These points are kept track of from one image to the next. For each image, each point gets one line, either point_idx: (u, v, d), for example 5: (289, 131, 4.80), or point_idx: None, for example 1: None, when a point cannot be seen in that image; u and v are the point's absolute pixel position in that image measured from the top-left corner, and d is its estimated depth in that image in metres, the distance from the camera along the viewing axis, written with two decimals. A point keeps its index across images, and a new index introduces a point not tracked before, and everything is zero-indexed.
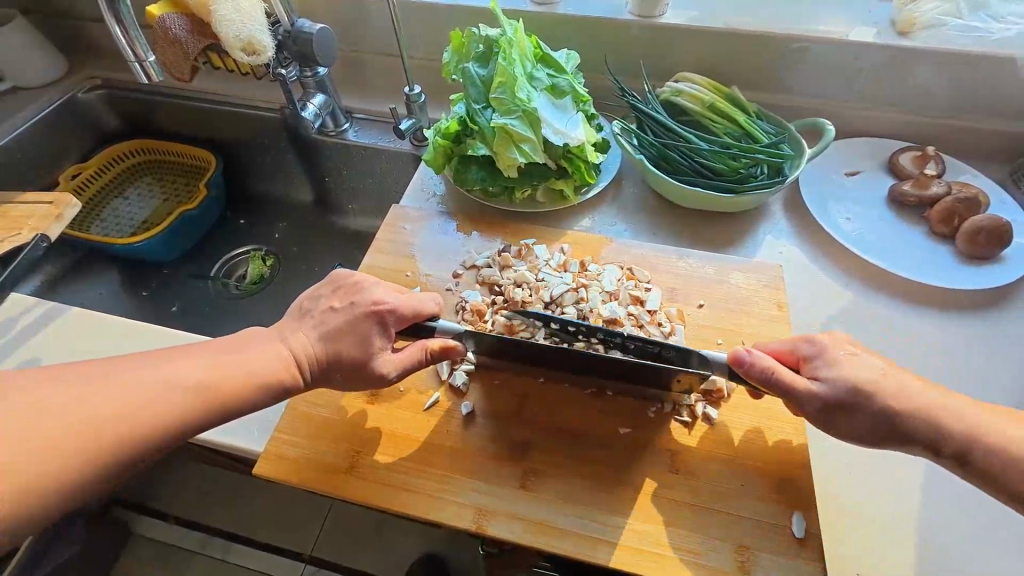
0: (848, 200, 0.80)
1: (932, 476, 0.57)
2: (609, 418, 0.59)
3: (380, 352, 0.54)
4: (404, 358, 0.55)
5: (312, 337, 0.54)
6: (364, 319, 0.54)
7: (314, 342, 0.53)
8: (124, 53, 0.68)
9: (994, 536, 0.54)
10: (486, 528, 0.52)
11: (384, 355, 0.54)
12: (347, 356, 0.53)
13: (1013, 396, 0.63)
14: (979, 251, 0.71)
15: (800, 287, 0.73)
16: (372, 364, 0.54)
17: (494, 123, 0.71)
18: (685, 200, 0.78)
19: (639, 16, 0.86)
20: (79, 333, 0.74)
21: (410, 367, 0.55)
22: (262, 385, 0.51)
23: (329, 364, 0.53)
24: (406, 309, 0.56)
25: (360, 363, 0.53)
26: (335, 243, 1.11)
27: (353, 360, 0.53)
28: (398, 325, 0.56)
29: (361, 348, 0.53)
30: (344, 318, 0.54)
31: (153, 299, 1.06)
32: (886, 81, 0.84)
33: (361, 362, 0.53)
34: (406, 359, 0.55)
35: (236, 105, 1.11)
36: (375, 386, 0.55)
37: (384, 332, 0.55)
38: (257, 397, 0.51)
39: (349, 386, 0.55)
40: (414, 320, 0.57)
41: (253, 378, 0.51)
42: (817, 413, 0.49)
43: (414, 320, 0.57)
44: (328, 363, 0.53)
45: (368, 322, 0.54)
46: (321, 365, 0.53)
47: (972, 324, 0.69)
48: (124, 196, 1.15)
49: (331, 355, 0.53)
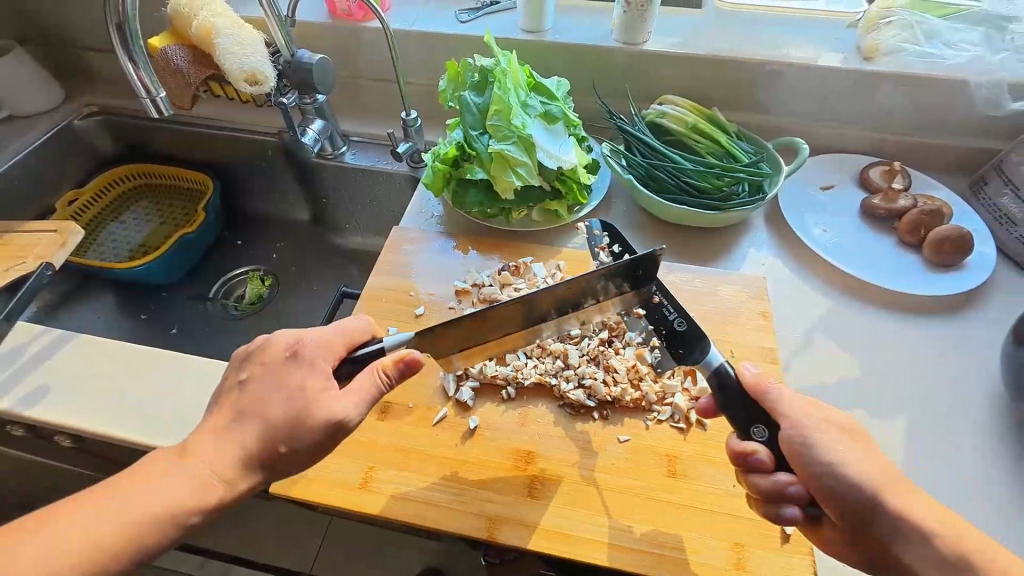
0: (824, 214, 0.85)
1: (911, 471, 0.61)
2: (610, 429, 0.62)
3: (323, 391, 0.51)
4: (357, 386, 0.52)
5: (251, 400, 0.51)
6: (289, 370, 0.51)
7: (263, 403, 0.50)
8: (135, 90, 0.64)
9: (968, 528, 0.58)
10: (497, 536, 0.54)
11: (331, 393, 0.51)
12: (285, 416, 0.49)
13: (982, 393, 0.67)
14: (944, 259, 0.77)
15: (783, 296, 0.78)
16: (321, 409, 0.50)
17: (491, 149, 0.74)
18: (674, 217, 0.82)
19: (623, 43, 0.91)
20: (88, 358, 0.75)
21: (371, 391, 0.53)
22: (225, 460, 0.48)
23: (275, 433, 0.49)
24: (332, 341, 0.55)
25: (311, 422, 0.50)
26: (334, 263, 1.15)
27: (292, 419, 0.50)
28: (330, 361, 0.54)
29: (293, 399, 0.50)
30: (258, 379, 0.51)
31: (152, 322, 1.07)
32: (855, 102, 0.90)
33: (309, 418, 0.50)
34: (361, 384, 0.52)
35: (234, 129, 1.14)
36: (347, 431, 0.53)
37: (315, 373, 0.52)
38: (236, 467, 0.49)
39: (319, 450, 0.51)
40: (345, 351, 0.56)
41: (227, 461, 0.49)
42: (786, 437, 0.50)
43: (347, 351, 0.56)
44: (267, 437, 0.49)
45: (288, 369, 0.51)
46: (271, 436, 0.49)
47: (940, 326, 0.74)
48: (120, 220, 1.17)
49: (266, 424, 0.49)
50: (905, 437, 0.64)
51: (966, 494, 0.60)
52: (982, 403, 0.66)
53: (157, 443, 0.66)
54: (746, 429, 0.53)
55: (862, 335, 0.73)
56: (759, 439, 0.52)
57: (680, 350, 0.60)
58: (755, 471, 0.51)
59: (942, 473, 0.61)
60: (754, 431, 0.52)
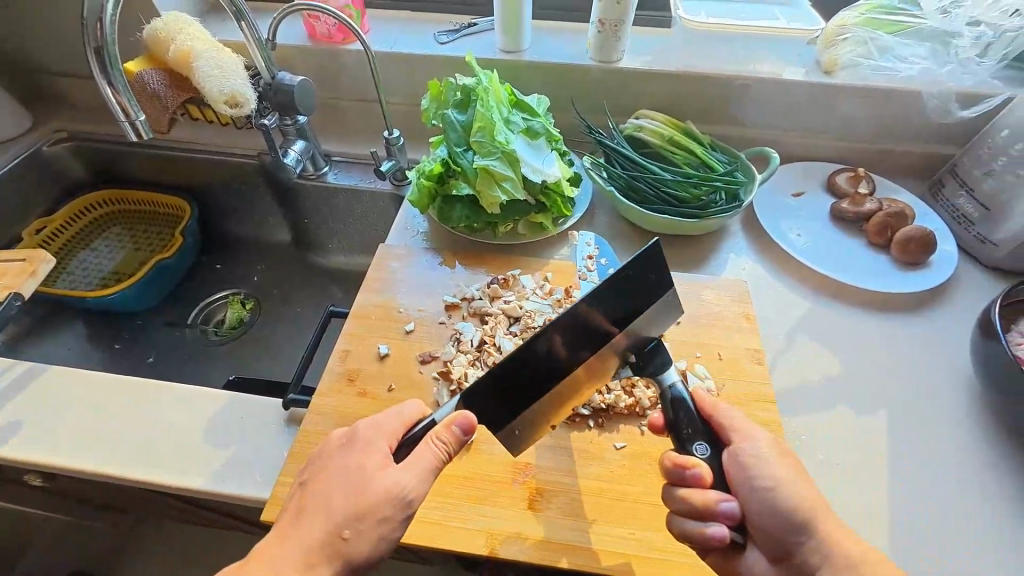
0: (797, 219, 0.89)
1: (896, 463, 0.63)
2: (605, 435, 0.62)
3: (382, 471, 0.49)
4: (414, 460, 0.49)
5: (312, 483, 0.50)
6: (343, 456, 0.50)
7: (325, 494, 0.48)
8: (114, 113, 0.62)
9: (956, 523, 0.59)
10: (498, 551, 0.53)
11: (390, 472, 0.49)
12: (342, 503, 0.47)
13: (956, 384, 0.70)
14: (911, 258, 0.81)
15: (763, 298, 0.80)
16: (378, 486, 0.48)
17: (476, 165, 0.75)
18: (656, 226, 0.84)
19: (598, 61, 0.95)
20: (63, 391, 0.72)
21: (432, 461, 0.49)
22: (284, 551, 0.46)
23: (338, 518, 0.47)
24: (382, 420, 0.53)
25: (373, 500, 0.47)
26: (317, 283, 1.13)
27: (350, 506, 0.47)
28: (386, 444, 0.52)
29: (348, 484, 0.48)
30: (317, 472, 0.50)
31: (128, 351, 1.04)
32: (819, 112, 0.95)
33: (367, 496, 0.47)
34: (416, 457, 0.49)
35: (212, 152, 1.12)
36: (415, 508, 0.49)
37: (371, 454, 0.50)
38: None
39: (391, 531, 0.48)
40: (401, 434, 0.53)
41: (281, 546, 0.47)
42: (730, 457, 0.51)
43: (401, 433, 0.53)
44: (331, 524, 0.47)
45: (342, 454, 0.50)
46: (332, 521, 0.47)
47: (912, 322, 0.77)
48: (92, 247, 1.13)
49: (326, 511, 0.47)
50: (888, 429, 0.66)
51: (951, 488, 0.61)
52: (957, 393, 0.69)
53: (138, 474, 0.63)
54: (688, 445, 0.52)
55: (841, 333, 0.76)
56: (701, 457, 0.52)
57: (634, 358, 0.58)
58: (690, 485, 0.49)
59: (924, 465, 0.63)
60: (696, 449, 0.52)
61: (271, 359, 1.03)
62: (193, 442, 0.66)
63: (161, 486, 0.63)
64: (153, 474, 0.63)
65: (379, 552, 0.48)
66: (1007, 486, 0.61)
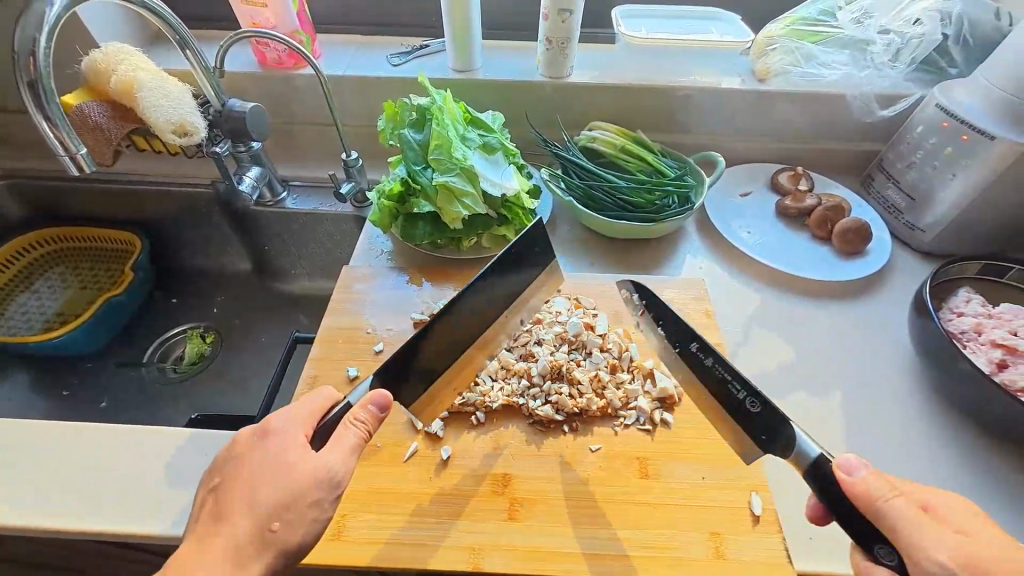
0: (746, 218, 0.94)
1: (856, 441, 0.66)
2: (580, 439, 0.62)
3: (303, 458, 0.50)
4: (335, 444, 0.51)
5: (232, 483, 0.49)
6: (263, 450, 0.51)
7: (248, 486, 0.49)
8: (51, 147, 0.59)
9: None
10: (481, 565, 0.53)
11: (311, 458, 0.50)
12: (268, 494, 0.48)
13: (901, 362, 0.75)
14: (850, 248, 0.87)
15: (720, 294, 0.84)
16: (303, 472, 0.49)
17: (435, 182, 0.75)
18: (614, 232, 0.87)
19: (549, 77, 0.98)
20: (7, 444, 0.67)
21: (355, 441, 0.51)
22: (212, 555, 0.46)
23: (266, 509, 0.47)
24: (298, 412, 0.54)
25: (302, 490, 0.48)
26: (280, 310, 1.11)
27: (277, 495, 0.48)
28: (303, 433, 0.52)
29: (272, 476, 0.49)
30: (232, 471, 0.50)
31: (77, 396, 0.98)
32: (756, 117, 1.01)
33: (294, 485, 0.48)
34: (337, 441, 0.50)
35: (162, 183, 1.09)
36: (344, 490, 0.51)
37: (287, 444, 0.51)
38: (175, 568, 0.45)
39: (324, 515, 0.50)
40: (317, 421, 0.54)
41: (202, 553, 0.46)
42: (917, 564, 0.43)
43: (317, 420, 0.54)
44: (259, 515, 0.47)
45: (259, 448, 0.51)
46: (262, 515, 0.47)
47: (857, 307, 0.82)
48: (33, 289, 1.07)
49: (252, 503, 0.48)
50: (843, 408, 0.70)
51: (908, 461, 0.65)
52: (903, 370, 0.74)
53: (97, 525, 0.60)
54: (869, 546, 0.45)
55: (794, 322, 0.80)
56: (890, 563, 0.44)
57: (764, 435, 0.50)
58: None
59: (879, 440, 0.67)
60: (880, 552, 0.44)
61: (236, 392, 1.00)
62: (155, 485, 0.63)
63: (122, 535, 0.59)
64: (112, 523, 0.60)
65: (312, 541, 0.49)
66: (955, 454, 0.65)
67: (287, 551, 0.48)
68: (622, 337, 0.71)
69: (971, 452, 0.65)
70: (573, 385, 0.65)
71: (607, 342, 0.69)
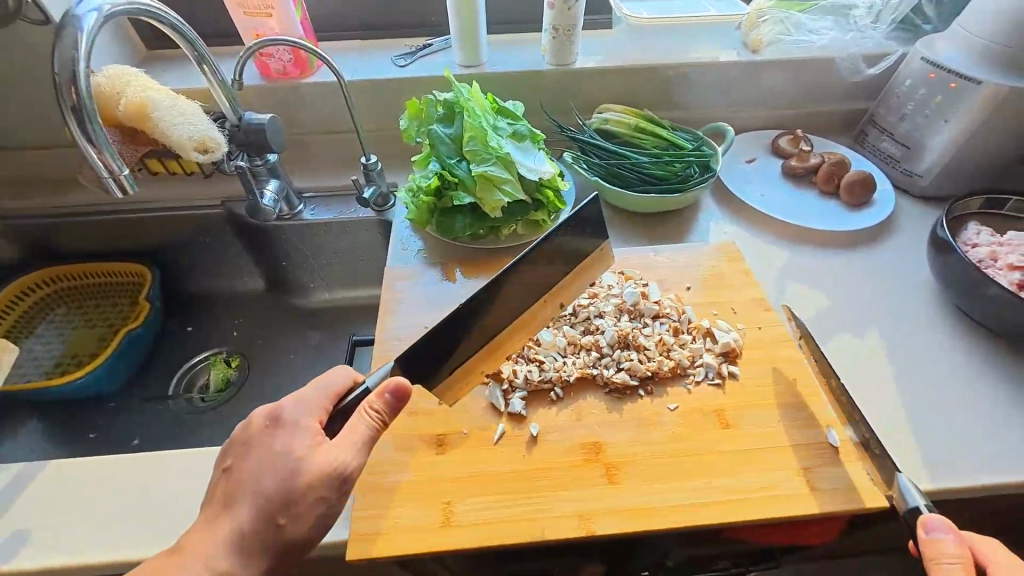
0: (758, 182, 0.99)
1: (902, 372, 0.71)
2: (658, 401, 0.65)
3: (315, 447, 0.51)
4: (346, 434, 0.51)
5: (245, 469, 0.50)
6: (275, 438, 0.51)
7: (256, 478, 0.49)
8: (95, 170, 0.57)
9: (967, 411, 0.67)
10: (594, 529, 0.54)
11: (322, 448, 0.51)
12: (276, 485, 0.49)
13: (924, 296, 0.81)
14: (859, 199, 0.93)
15: (749, 254, 0.88)
16: (314, 464, 0.50)
17: (474, 172, 0.77)
18: (642, 206, 0.90)
19: (555, 65, 1.00)
20: (66, 487, 0.63)
21: (367, 431, 0.52)
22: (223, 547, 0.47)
23: (274, 502, 0.48)
24: (313, 398, 0.54)
25: (310, 483, 0.49)
26: (307, 324, 1.09)
27: (286, 486, 0.49)
28: (316, 419, 0.53)
29: (281, 466, 0.49)
30: (244, 459, 0.51)
31: (105, 437, 0.93)
32: (751, 87, 1.06)
33: (304, 478, 0.49)
34: (348, 431, 0.51)
35: (167, 209, 1.06)
36: (351, 484, 0.51)
37: (299, 432, 0.51)
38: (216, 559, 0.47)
39: (330, 509, 0.51)
40: (331, 404, 0.55)
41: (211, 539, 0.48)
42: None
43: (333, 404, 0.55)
44: (265, 506, 0.48)
45: (270, 437, 0.51)
46: (271, 506, 0.48)
47: (874, 252, 0.88)
48: (36, 333, 1.01)
49: (259, 495, 0.48)
50: (883, 343, 0.75)
51: (951, 384, 0.70)
52: (927, 304, 0.80)
53: None
54: None
55: (821, 272, 0.85)
56: None
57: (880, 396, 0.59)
58: None
59: (922, 368, 0.72)
60: None
61: None
62: None
63: None
64: None
65: (316, 533, 0.50)
66: (988, 371, 0.71)
67: (293, 541, 0.49)
68: (674, 302, 0.75)
69: (1002, 369, 0.72)
70: (641, 350, 0.68)
71: (663, 308, 0.73)
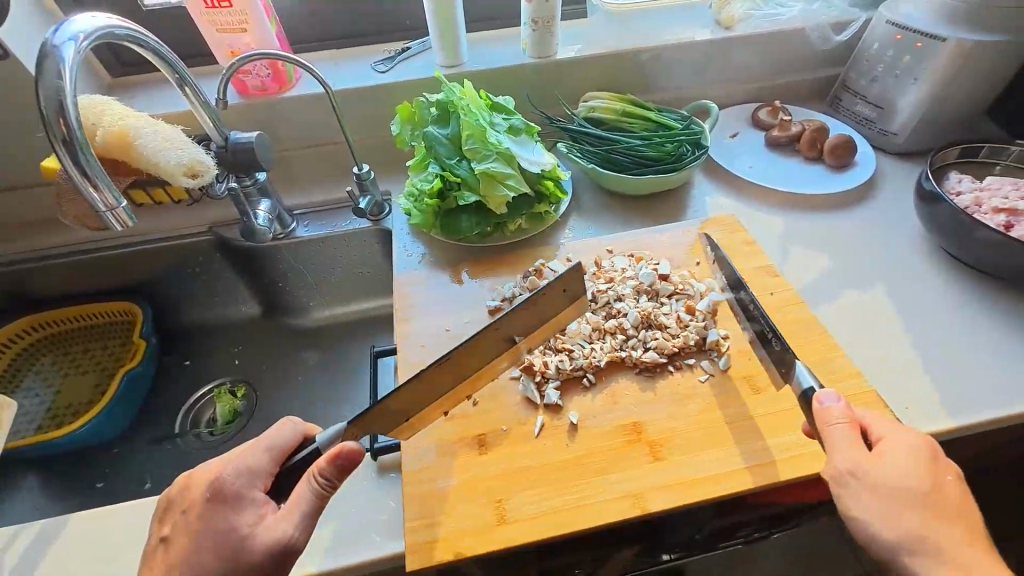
0: (745, 154, 1.02)
1: (908, 320, 0.75)
2: (688, 375, 0.66)
3: (257, 520, 0.49)
4: (291, 503, 0.49)
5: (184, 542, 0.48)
6: (217, 509, 0.49)
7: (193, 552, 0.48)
8: (92, 204, 0.55)
9: (972, 350, 0.71)
10: (648, 507, 0.55)
11: (263, 521, 0.49)
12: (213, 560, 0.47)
13: (915, 247, 0.85)
14: (843, 161, 0.96)
15: (747, 224, 0.91)
16: (259, 537, 0.48)
17: (477, 170, 0.77)
18: (640, 188, 0.92)
19: (537, 58, 1.00)
20: (91, 541, 0.60)
21: (310, 497, 0.49)
22: None
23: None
24: (260, 460, 0.53)
25: (253, 560, 0.47)
26: (311, 344, 1.07)
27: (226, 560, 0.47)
28: (261, 487, 0.51)
29: (221, 540, 0.48)
30: (181, 532, 0.49)
31: (113, 485, 0.89)
32: (727, 64, 1.09)
33: (246, 553, 0.47)
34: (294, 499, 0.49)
35: (151, 241, 1.01)
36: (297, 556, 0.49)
37: (240, 501, 0.50)
38: None
39: None
40: (277, 466, 0.54)
41: None
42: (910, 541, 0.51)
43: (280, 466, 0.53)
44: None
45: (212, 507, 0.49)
46: None
47: (863, 210, 0.92)
48: (24, 386, 0.96)
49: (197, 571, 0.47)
50: (887, 295, 0.78)
51: (955, 327, 0.74)
52: (920, 254, 0.84)
53: None
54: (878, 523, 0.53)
55: (817, 234, 0.88)
56: None
57: None
58: None
59: (926, 315, 0.75)
60: None
61: None
62: None
63: None
64: None
65: None
66: (985, 311, 0.75)
67: None
68: (687, 278, 0.76)
69: (996, 307, 0.76)
70: (665, 328, 0.69)
71: (678, 284, 0.74)
